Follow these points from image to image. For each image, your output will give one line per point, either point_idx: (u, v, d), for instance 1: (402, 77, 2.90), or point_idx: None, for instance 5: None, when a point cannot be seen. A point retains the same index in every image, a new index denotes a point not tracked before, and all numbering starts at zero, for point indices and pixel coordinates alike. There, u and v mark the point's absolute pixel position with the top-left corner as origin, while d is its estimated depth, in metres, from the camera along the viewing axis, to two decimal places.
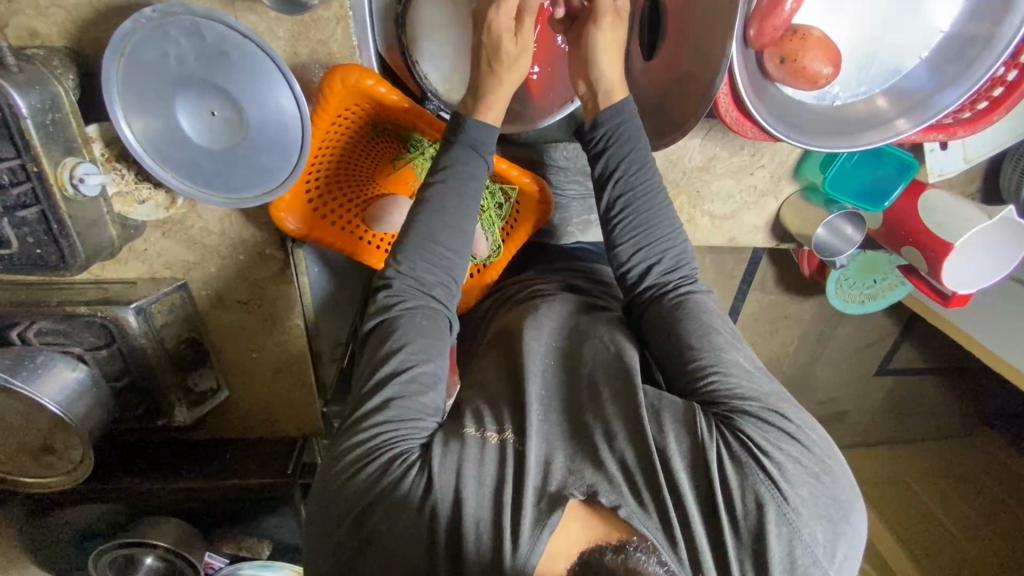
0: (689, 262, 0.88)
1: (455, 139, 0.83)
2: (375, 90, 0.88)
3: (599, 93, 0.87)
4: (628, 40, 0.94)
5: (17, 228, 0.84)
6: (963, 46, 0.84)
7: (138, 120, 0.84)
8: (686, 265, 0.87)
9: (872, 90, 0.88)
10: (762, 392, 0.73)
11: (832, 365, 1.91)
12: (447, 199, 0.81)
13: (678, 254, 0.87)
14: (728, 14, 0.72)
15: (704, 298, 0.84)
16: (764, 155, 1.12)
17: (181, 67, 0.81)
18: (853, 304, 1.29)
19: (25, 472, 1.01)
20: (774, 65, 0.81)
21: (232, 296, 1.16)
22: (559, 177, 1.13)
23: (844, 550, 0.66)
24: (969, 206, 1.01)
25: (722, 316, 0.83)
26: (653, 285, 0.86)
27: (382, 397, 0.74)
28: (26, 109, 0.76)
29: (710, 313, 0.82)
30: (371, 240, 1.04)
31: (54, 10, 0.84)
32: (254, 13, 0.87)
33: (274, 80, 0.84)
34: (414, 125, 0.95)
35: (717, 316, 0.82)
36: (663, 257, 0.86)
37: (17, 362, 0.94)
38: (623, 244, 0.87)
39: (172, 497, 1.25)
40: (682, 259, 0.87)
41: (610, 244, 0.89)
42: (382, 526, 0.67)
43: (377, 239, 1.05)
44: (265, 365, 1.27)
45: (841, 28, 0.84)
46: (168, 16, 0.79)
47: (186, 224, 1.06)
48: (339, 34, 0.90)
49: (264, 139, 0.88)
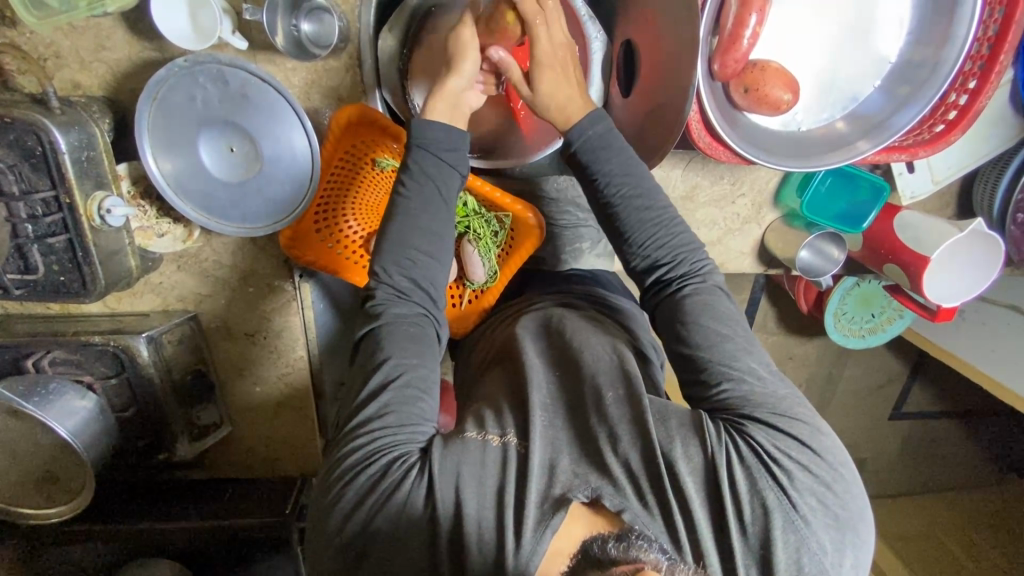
0: (701, 265, 0.85)
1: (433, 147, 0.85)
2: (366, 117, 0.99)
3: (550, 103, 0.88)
4: (607, 80, 1.06)
5: (45, 256, 0.92)
6: (912, 72, 0.93)
7: (165, 159, 0.92)
8: (697, 269, 0.85)
9: (833, 116, 0.97)
10: (775, 399, 0.72)
11: (845, 408, 1.88)
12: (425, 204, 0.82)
13: (686, 260, 0.85)
14: (691, 47, 0.81)
15: (717, 301, 0.81)
16: (743, 183, 1.19)
17: (206, 109, 0.91)
18: (852, 339, 1.39)
19: (25, 503, 1.02)
20: (740, 94, 0.91)
21: (240, 328, 1.20)
22: (550, 209, 1.21)
23: (851, 559, 0.65)
24: (940, 222, 1.06)
25: (735, 320, 0.80)
26: (657, 289, 0.85)
27: (378, 403, 0.73)
28: (64, 146, 0.85)
29: (721, 318, 0.79)
30: (355, 260, 1.06)
31: (96, 65, 0.95)
32: (274, 64, 0.98)
33: (289, 118, 0.94)
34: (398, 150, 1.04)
35: (727, 319, 0.79)
36: (664, 260, 0.85)
37: (30, 388, 0.98)
38: (630, 253, 0.87)
39: (166, 539, 1.21)
40: (685, 260, 0.85)
41: (619, 252, 0.89)
42: (386, 527, 0.65)
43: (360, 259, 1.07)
44: (267, 401, 1.28)
45: (796, 62, 0.94)
46: (197, 65, 0.89)
47: (200, 257, 1.12)
48: (348, 81, 1.01)
49: (276, 170, 0.96)
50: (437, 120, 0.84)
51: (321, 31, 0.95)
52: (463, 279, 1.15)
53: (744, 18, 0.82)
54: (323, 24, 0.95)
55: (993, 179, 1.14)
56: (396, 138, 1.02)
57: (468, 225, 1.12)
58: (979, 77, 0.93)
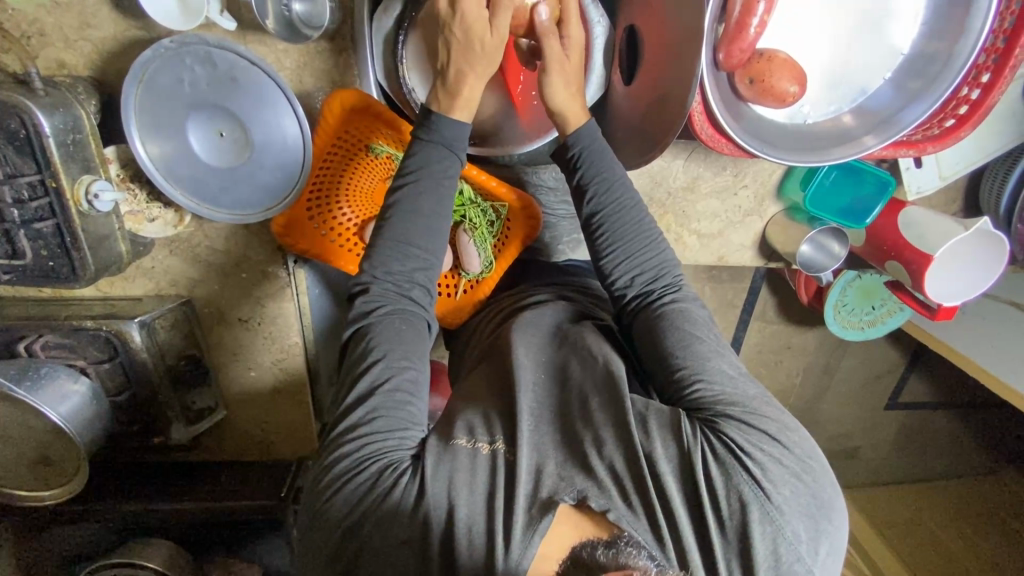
0: (673, 270, 0.87)
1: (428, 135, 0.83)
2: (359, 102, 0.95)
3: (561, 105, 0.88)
4: (610, 66, 1.02)
5: (32, 241, 0.90)
6: (924, 65, 0.90)
7: (153, 143, 0.90)
8: (670, 273, 0.87)
9: (840, 109, 0.94)
10: (746, 396, 0.72)
11: (841, 398, 1.88)
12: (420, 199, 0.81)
13: (659, 263, 0.87)
14: (696, 35, 0.78)
15: (688, 306, 0.83)
16: (745, 175, 1.17)
17: (194, 91, 0.89)
18: (852, 329, 1.37)
19: (22, 485, 1.03)
20: (744, 85, 0.88)
21: (234, 313, 1.19)
22: (548, 198, 1.19)
23: (826, 548, 0.65)
24: (944, 219, 1.04)
25: (706, 324, 0.82)
26: (632, 290, 0.86)
27: (366, 407, 0.72)
28: (49, 128, 0.83)
29: (694, 321, 0.81)
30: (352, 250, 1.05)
31: (82, 43, 0.93)
32: (264, 45, 0.95)
33: (278, 103, 0.91)
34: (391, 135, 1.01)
35: (700, 322, 0.81)
36: (641, 261, 0.87)
37: (22, 372, 0.97)
38: (605, 254, 0.88)
39: (159, 522, 1.23)
40: (661, 262, 0.87)
41: (594, 256, 0.90)
42: (375, 534, 0.66)
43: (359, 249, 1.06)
44: (262, 386, 1.28)
45: (805, 52, 0.91)
46: (184, 46, 0.86)
47: (193, 242, 1.11)
48: (340, 63, 0.98)
49: (267, 157, 0.94)
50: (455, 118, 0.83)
51: (312, 10, 0.92)
52: (458, 268, 1.13)
53: (751, 7, 0.79)
54: (314, 5, 0.91)
55: (1002, 174, 1.12)
56: (390, 125, 0.99)
57: (463, 215, 1.10)
58: (993, 70, 0.89)
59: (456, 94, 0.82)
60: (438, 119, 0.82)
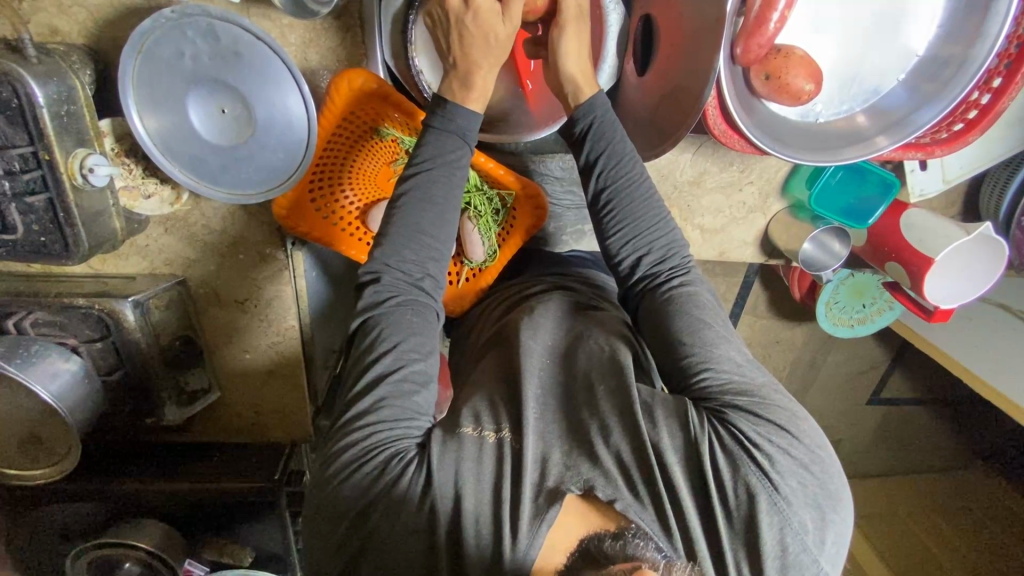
0: (681, 253, 0.87)
1: (437, 120, 0.82)
2: (364, 85, 0.93)
3: (572, 95, 0.89)
4: (623, 55, 1.01)
5: (24, 216, 0.87)
6: (939, 67, 0.90)
7: (152, 117, 0.87)
8: (678, 255, 0.86)
9: (852, 109, 0.94)
10: (753, 385, 0.73)
11: (826, 393, 1.91)
12: (430, 184, 0.80)
13: (667, 245, 0.86)
14: (716, 28, 0.77)
15: (695, 290, 0.83)
16: (752, 171, 1.16)
17: (196, 65, 0.86)
18: (841, 328, 1.39)
19: (13, 463, 1.01)
20: (760, 81, 0.88)
21: (229, 294, 1.17)
22: (554, 188, 1.17)
23: (833, 537, 0.66)
24: (948, 224, 1.05)
25: (714, 309, 0.82)
26: (642, 277, 0.86)
27: (373, 396, 0.72)
28: (42, 98, 0.79)
29: (702, 306, 0.81)
30: (355, 233, 1.05)
31: (76, 9, 0.89)
32: (269, 20, 0.93)
33: (284, 82, 0.89)
34: (395, 118, 0.99)
35: (708, 307, 0.81)
36: (651, 249, 0.86)
37: (11, 350, 0.94)
38: (614, 236, 0.87)
39: (150, 501, 1.21)
40: (673, 250, 0.86)
41: (602, 237, 0.89)
42: (382, 524, 0.66)
43: (360, 232, 1.06)
44: (257, 368, 1.26)
45: (822, 48, 0.90)
46: (185, 17, 0.83)
47: (189, 221, 1.08)
48: (347, 41, 0.95)
49: (271, 136, 0.92)
50: (468, 108, 0.83)
51: None
52: (462, 256, 1.12)
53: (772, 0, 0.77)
54: None
55: (1003, 180, 1.13)
56: (400, 109, 0.97)
57: (467, 202, 1.08)
58: (1005, 76, 0.90)
59: (470, 85, 0.82)
60: (455, 106, 0.82)
